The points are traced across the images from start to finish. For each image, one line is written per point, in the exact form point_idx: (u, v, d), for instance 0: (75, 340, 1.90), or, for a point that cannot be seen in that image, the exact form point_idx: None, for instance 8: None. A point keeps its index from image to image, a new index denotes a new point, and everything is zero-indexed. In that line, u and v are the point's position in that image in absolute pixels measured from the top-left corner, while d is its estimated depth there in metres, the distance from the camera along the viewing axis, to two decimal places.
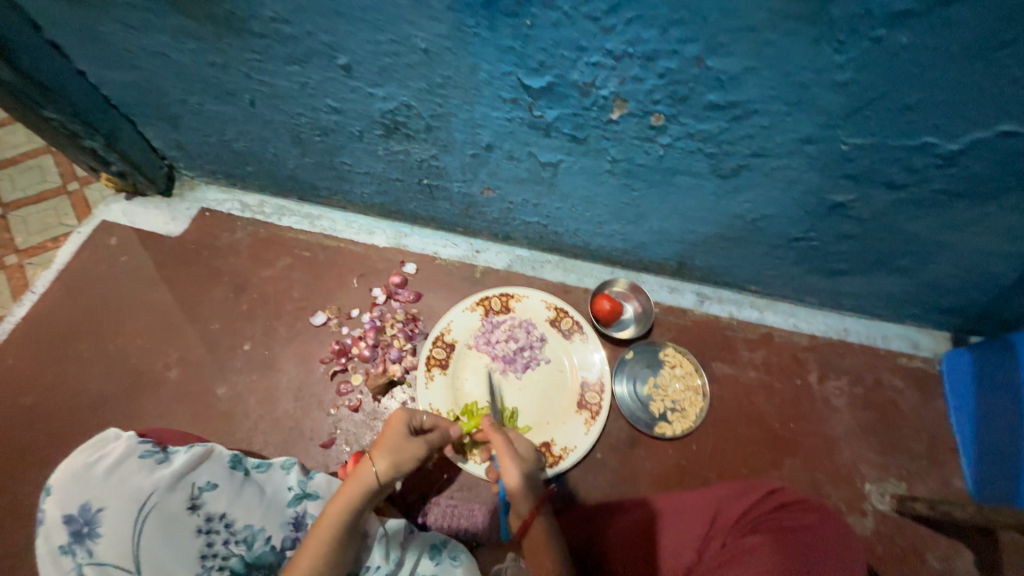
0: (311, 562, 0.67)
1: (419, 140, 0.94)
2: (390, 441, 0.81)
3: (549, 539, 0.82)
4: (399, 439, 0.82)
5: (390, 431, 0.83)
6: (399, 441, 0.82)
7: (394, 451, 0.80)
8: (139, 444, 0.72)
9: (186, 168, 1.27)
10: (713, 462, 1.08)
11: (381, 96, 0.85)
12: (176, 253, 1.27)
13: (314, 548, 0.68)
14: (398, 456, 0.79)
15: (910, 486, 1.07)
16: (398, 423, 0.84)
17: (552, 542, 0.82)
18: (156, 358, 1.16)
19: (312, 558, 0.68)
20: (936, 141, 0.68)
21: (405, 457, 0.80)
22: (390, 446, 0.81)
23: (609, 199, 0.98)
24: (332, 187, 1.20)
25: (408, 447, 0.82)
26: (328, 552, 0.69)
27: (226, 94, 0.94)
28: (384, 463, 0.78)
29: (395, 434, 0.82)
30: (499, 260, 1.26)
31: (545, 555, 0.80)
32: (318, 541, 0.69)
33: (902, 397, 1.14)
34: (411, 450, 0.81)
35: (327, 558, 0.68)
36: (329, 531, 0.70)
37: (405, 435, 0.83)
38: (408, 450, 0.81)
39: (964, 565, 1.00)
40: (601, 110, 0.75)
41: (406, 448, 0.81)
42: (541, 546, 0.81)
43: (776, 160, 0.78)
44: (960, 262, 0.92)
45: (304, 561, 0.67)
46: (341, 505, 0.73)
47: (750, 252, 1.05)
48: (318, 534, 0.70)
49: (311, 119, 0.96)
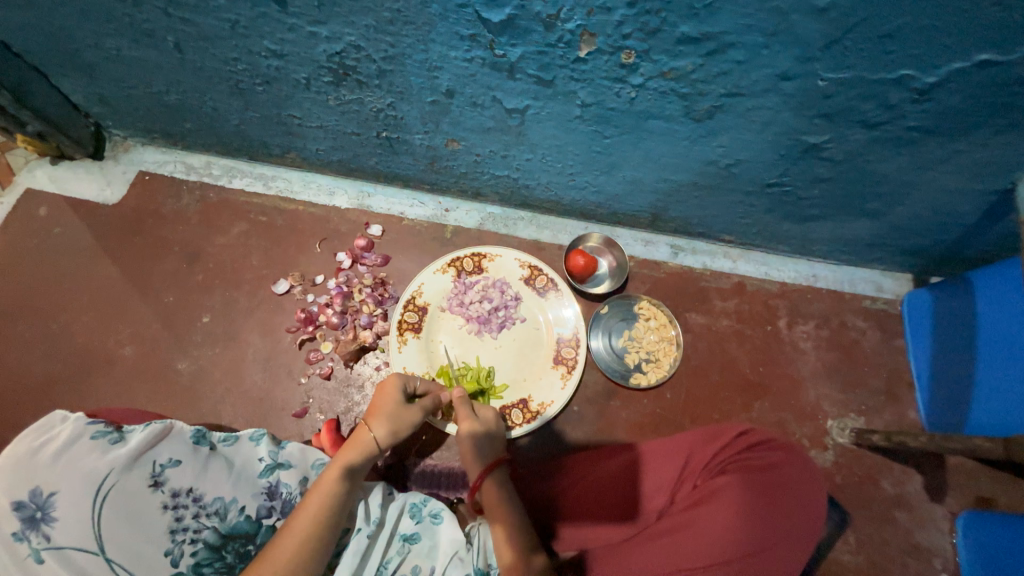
0: (313, 525, 0.65)
1: (371, 88, 0.86)
2: (387, 408, 0.80)
3: (508, 496, 0.79)
4: (396, 405, 0.81)
5: (386, 397, 0.82)
6: (396, 407, 0.81)
7: (392, 417, 0.79)
8: (89, 425, 0.67)
9: (116, 127, 1.15)
10: (686, 408, 1.12)
11: (325, 37, 0.76)
12: (118, 223, 1.17)
13: (315, 512, 0.66)
14: (396, 422, 0.79)
15: (868, 420, 1.13)
16: (393, 390, 0.83)
17: (509, 503, 0.78)
18: (108, 336, 1.10)
19: (314, 521, 0.66)
20: (914, 73, 0.65)
21: (402, 423, 0.80)
22: (387, 413, 0.79)
23: (580, 148, 0.93)
24: (284, 144, 1.11)
25: (405, 413, 0.81)
26: (331, 515, 0.67)
27: (146, 35, 0.83)
28: (383, 429, 0.77)
29: (390, 401, 0.81)
30: (469, 219, 1.21)
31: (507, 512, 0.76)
32: (319, 506, 0.67)
33: (865, 338, 1.18)
34: (408, 417, 0.81)
35: (328, 521, 0.67)
36: (328, 495, 0.68)
37: (401, 401, 0.82)
38: (406, 416, 0.80)
39: (912, 487, 1.08)
40: (568, 47, 0.69)
41: (404, 414, 0.80)
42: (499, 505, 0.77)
43: (751, 100, 0.74)
44: (927, 203, 0.92)
45: (306, 524, 0.65)
46: (341, 469, 0.71)
47: (723, 200, 1.03)
48: (318, 498, 0.68)
49: (249, 65, 0.86)
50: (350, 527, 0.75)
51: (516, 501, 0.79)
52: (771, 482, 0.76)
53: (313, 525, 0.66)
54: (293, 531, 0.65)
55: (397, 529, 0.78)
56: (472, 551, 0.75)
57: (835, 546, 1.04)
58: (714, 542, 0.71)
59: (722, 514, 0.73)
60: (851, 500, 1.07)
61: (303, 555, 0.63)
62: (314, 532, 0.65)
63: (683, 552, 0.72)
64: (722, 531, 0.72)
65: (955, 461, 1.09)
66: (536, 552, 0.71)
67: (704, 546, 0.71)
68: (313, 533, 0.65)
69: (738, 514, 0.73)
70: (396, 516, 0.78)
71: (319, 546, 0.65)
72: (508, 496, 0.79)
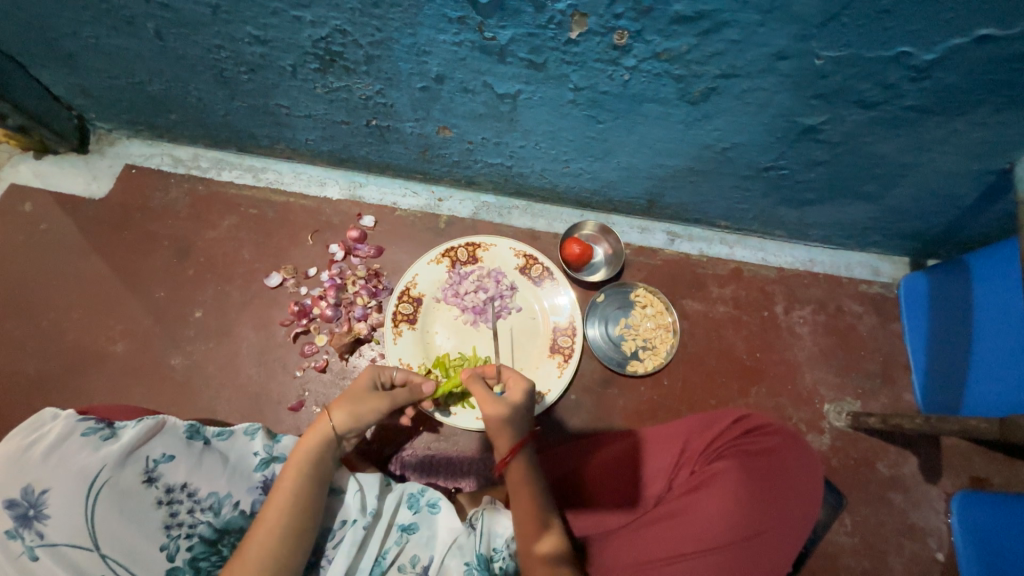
0: (279, 514, 0.65)
1: (359, 74, 0.84)
2: (350, 394, 0.80)
3: (531, 477, 0.77)
4: (361, 392, 0.81)
5: (355, 387, 0.82)
6: (359, 393, 0.81)
7: (352, 404, 0.79)
8: (80, 422, 0.66)
9: (100, 119, 1.12)
10: (682, 394, 1.12)
11: (309, 21, 0.73)
12: (105, 218, 1.15)
13: (282, 501, 0.66)
14: (357, 410, 0.78)
15: (864, 403, 1.13)
16: (365, 379, 0.83)
17: (533, 483, 0.77)
18: (99, 333, 1.09)
19: (280, 511, 0.66)
20: (912, 51, 0.64)
21: (363, 411, 0.79)
22: (349, 399, 0.79)
23: (575, 133, 0.91)
24: (272, 135, 1.09)
25: (367, 401, 0.80)
26: (297, 503, 0.67)
27: (125, 23, 0.80)
28: (342, 415, 0.77)
29: (357, 389, 0.81)
30: (463, 208, 1.19)
31: (525, 494, 0.75)
32: (284, 494, 0.67)
33: (861, 322, 1.18)
34: (371, 404, 0.80)
35: (295, 511, 0.66)
36: (293, 483, 0.68)
37: (367, 390, 0.82)
38: (368, 403, 0.79)
39: (907, 469, 1.09)
40: (559, 28, 0.67)
41: (365, 401, 0.80)
42: (523, 486, 0.76)
43: (747, 80, 0.73)
44: (924, 184, 0.91)
45: (273, 514, 0.65)
46: (303, 458, 0.71)
47: (719, 185, 1.02)
48: (284, 487, 0.68)
49: (233, 53, 0.83)
50: (347, 518, 0.75)
51: (541, 481, 0.78)
52: (767, 467, 0.76)
53: (281, 514, 0.65)
54: (262, 522, 0.65)
55: (395, 520, 0.77)
56: (471, 537, 0.75)
57: (831, 529, 1.05)
58: (712, 526, 0.72)
59: (718, 500, 0.73)
60: (847, 483, 1.08)
61: (271, 546, 0.63)
62: (282, 522, 0.65)
63: (681, 537, 0.72)
64: (717, 516, 0.72)
65: (951, 443, 1.10)
66: (545, 532, 0.71)
67: (702, 531, 0.72)
68: (280, 522, 0.65)
69: (734, 498, 0.73)
70: (393, 506, 0.78)
71: (289, 537, 0.64)
72: (533, 477, 0.78)
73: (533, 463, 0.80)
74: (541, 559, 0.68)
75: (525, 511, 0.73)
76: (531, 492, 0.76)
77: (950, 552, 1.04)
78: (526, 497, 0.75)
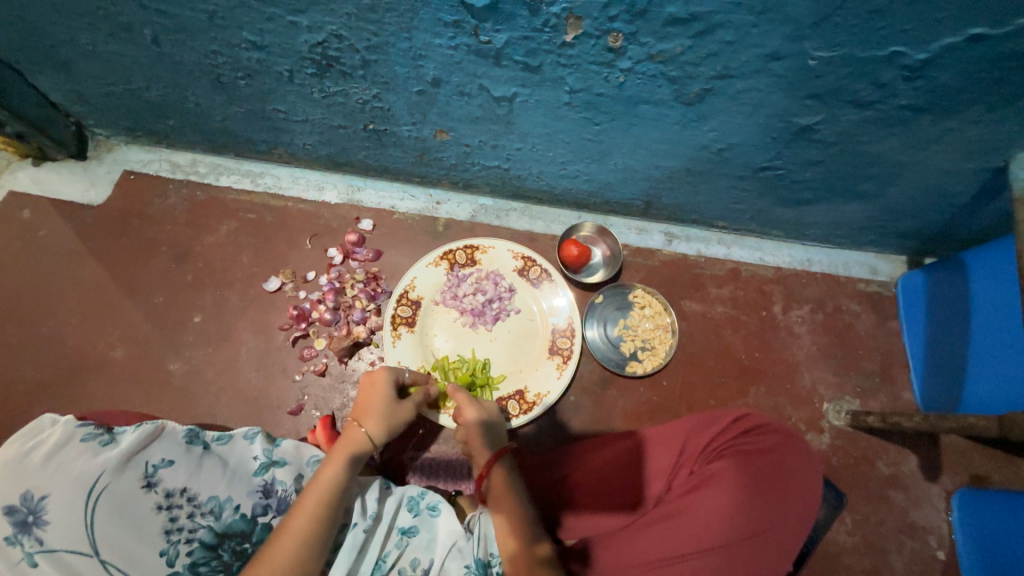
0: (310, 520, 0.65)
1: (356, 79, 0.84)
2: (378, 405, 0.82)
3: (514, 486, 0.80)
4: (388, 400, 0.83)
5: (376, 392, 0.83)
6: (388, 404, 0.83)
7: (384, 415, 0.81)
8: (79, 427, 0.66)
9: (98, 126, 1.13)
10: (683, 396, 1.12)
11: (306, 26, 0.74)
12: (103, 224, 1.16)
13: (312, 508, 0.66)
14: (389, 419, 0.81)
15: (863, 402, 1.13)
16: (384, 383, 0.84)
17: (515, 492, 0.78)
18: (97, 339, 1.09)
19: (310, 517, 0.65)
20: (905, 50, 0.64)
21: (394, 422, 0.82)
22: (379, 411, 0.81)
23: (571, 135, 0.92)
24: (270, 139, 1.09)
25: (398, 412, 0.84)
26: (328, 509, 0.67)
27: (123, 29, 0.81)
28: (375, 426, 0.80)
29: (382, 397, 0.83)
30: (461, 211, 1.20)
31: (512, 501, 0.77)
32: (315, 502, 0.67)
33: (859, 320, 1.18)
34: (400, 413, 0.84)
35: (326, 517, 0.66)
36: (325, 490, 0.68)
37: (393, 398, 0.84)
38: (399, 413, 0.83)
39: (907, 468, 1.09)
40: (554, 31, 0.67)
41: (395, 411, 0.83)
42: (506, 495, 0.78)
43: (742, 81, 0.73)
44: (920, 183, 0.92)
45: (301, 520, 0.65)
46: (335, 466, 0.71)
47: (716, 185, 1.02)
48: (314, 494, 0.68)
49: (229, 58, 0.84)
50: (345, 522, 0.74)
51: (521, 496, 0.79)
52: (767, 466, 0.76)
53: (311, 520, 0.65)
54: (290, 529, 0.64)
55: (395, 524, 0.77)
56: (470, 541, 0.74)
57: (831, 528, 1.05)
58: (713, 525, 0.72)
59: (720, 499, 0.73)
60: (848, 482, 1.08)
61: (302, 552, 0.63)
62: (312, 528, 0.65)
63: (682, 538, 0.72)
64: (718, 516, 0.72)
65: (950, 440, 1.10)
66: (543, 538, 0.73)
67: (703, 530, 0.72)
68: (309, 528, 0.64)
69: (735, 497, 0.73)
70: (392, 510, 0.78)
71: (317, 543, 0.64)
72: (514, 490, 0.79)
73: (509, 474, 0.82)
74: (534, 562, 0.69)
75: (519, 521, 0.74)
76: (515, 503, 0.77)
77: (951, 551, 1.04)
78: (519, 509, 0.76)
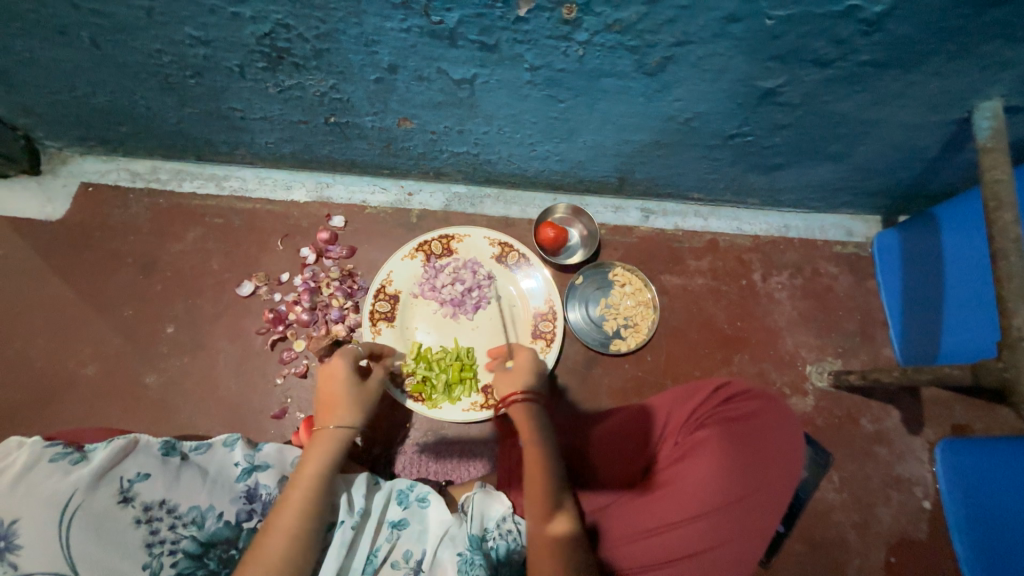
0: (298, 519, 0.65)
1: (310, 70, 0.81)
2: (340, 395, 0.80)
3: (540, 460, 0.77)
4: (347, 387, 0.82)
5: (335, 384, 0.82)
6: (347, 391, 0.81)
7: (347, 402, 0.80)
8: (46, 448, 0.64)
9: (49, 138, 1.08)
10: (668, 369, 1.12)
11: (249, 17, 0.71)
12: (65, 239, 1.12)
13: (299, 505, 0.67)
14: (353, 403, 0.80)
15: (844, 361, 1.15)
16: (339, 376, 0.83)
17: (551, 465, 0.76)
18: (68, 357, 1.06)
19: (296, 517, 0.65)
20: (861, 4, 0.63)
21: (359, 403, 0.81)
22: (341, 400, 0.80)
23: (536, 115, 0.90)
24: (231, 140, 1.06)
25: (359, 393, 0.82)
26: (315, 506, 0.68)
27: (58, 33, 0.77)
28: (341, 415, 0.78)
29: (341, 388, 0.81)
30: (434, 201, 1.18)
31: (541, 475, 0.75)
32: (303, 497, 0.67)
33: (837, 282, 1.20)
34: (362, 397, 0.82)
35: (313, 514, 0.67)
36: (309, 488, 0.69)
37: (351, 383, 0.83)
38: (362, 397, 0.82)
39: (891, 422, 1.11)
40: (507, 6, 0.65)
41: (357, 394, 0.82)
42: (536, 468, 0.76)
43: (701, 47, 0.72)
44: (888, 139, 0.91)
45: (289, 518, 0.65)
46: (314, 464, 0.71)
47: (688, 157, 1.01)
48: (298, 492, 0.68)
49: (175, 56, 0.80)
50: (334, 520, 0.73)
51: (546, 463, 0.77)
52: (748, 431, 0.77)
53: (297, 518, 0.65)
54: (275, 529, 0.64)
55: (384, 518, 0.77)
56: (463, 526, 0.75)
57: (820, 486, 1.07)
58: (699, 494, 0.72)
59: (704, 467, 0.73)
60: (834, 441, 1.10)
61: (293, 552, 0.63)
62: (300, 525, 0.65)
63: (672, 508, 0.73)
64: (705, 484, 0.73)
65: (930, 392, 1.13)
66: (550, 510, 0.71)
67: (692, 499, 0.72)
68: (297, 527, 0.65)
69: (719, 464, 0.74)
70: (382, 504, 0.78)
71: (307, 541, 0.65)
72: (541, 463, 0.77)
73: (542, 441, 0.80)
74: (546, 538, 0.68)
75: (534, 497, 0.73)
76: (539, 477, 0.75)
77: (935, 499, 1.07)
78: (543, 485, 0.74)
